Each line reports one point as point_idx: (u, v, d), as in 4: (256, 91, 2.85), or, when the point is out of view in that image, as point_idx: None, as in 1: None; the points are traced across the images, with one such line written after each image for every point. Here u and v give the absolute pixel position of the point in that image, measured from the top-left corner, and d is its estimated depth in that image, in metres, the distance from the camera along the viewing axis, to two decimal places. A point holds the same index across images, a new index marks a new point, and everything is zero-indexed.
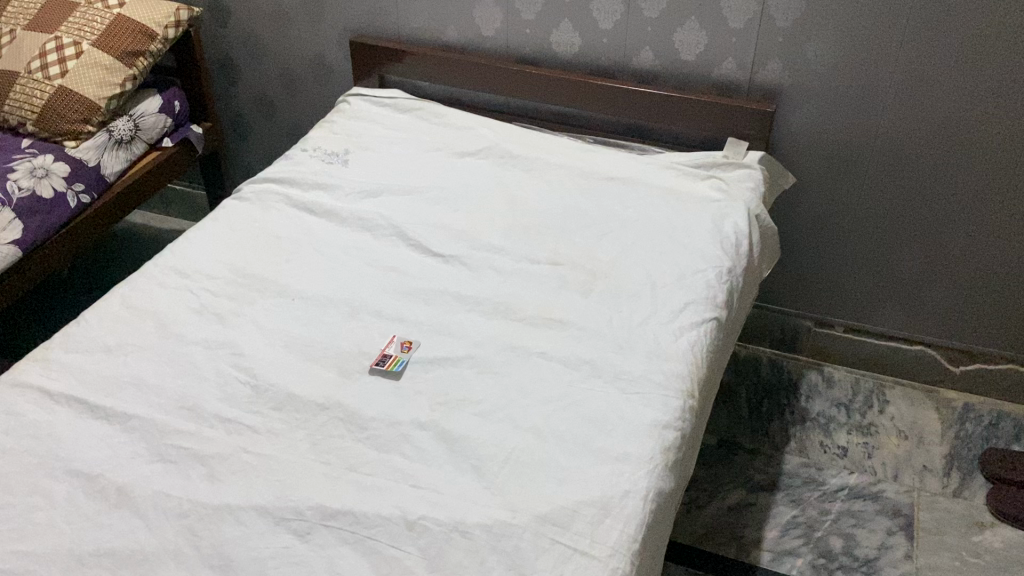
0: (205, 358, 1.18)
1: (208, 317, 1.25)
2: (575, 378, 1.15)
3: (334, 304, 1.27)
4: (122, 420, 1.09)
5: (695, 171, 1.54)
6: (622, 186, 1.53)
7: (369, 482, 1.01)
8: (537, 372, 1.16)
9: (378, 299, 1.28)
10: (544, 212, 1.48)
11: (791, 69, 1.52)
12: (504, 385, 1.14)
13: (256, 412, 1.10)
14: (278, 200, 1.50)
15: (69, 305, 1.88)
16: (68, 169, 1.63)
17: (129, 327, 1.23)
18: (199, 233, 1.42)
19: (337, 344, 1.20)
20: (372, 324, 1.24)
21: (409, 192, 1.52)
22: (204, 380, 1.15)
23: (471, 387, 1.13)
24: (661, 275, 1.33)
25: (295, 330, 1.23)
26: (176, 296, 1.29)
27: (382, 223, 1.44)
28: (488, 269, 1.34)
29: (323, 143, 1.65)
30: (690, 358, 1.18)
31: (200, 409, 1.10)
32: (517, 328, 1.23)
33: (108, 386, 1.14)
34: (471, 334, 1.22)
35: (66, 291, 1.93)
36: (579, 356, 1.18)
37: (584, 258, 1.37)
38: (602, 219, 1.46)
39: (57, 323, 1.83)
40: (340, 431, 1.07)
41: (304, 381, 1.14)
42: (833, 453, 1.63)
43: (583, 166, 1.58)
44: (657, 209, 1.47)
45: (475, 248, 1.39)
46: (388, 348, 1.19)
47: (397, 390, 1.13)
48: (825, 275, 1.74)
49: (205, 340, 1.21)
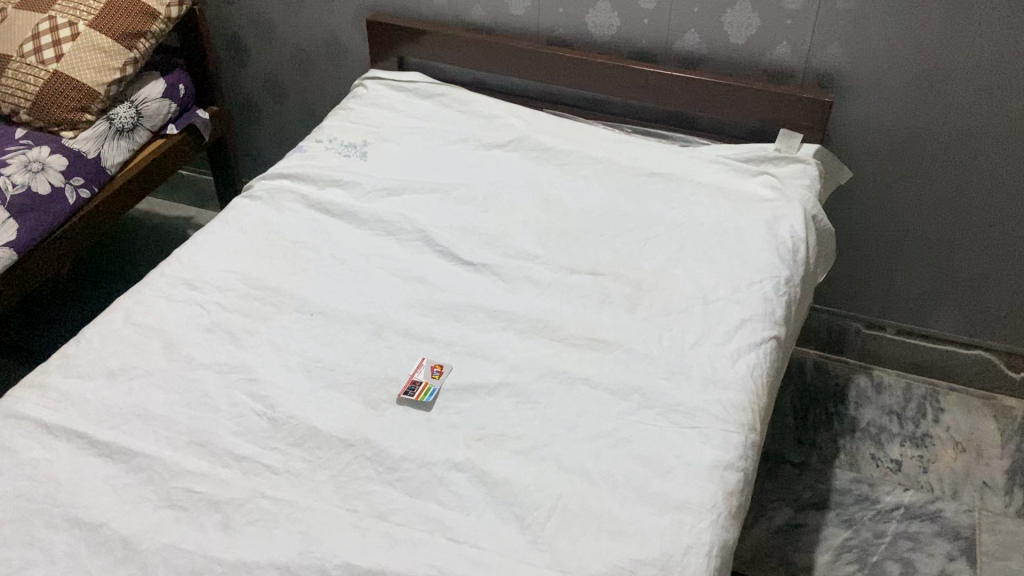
0: (217, 386, 1.07)
1: (220, 337, 1.14)
2: (624, 409, 1.04)
3: (357, 322, 1.16)
4: (127, 459, 0.99)
5: (745, 166, 1.42)
6: (665, 184, 1.41)
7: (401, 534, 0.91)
8: (582, 403, 1.05)
9: (405, 317, 1.17)
10: (582, 213, 1.36)
11: (851, 55, 1.39)
12: (546, 418, 1.03)
13: (275, 449, 1.00)
14: (293, 199, 1.38)
15: (82, 301, 1.79)
16: (66, 162, 1.51)
17: (134, 348, 1.12)
18: (207, 238, 1.31)
19: (361, 368, 1.10)
20: (400, 346, 1.13)
21: (434, 191, 1.40)
22: (218, 411, 1.04)
23: (510, 421, 1.03)
24: (714, 287, 1.21)
25: (315, 352, 1.12)
26: (184, 311, 1.18)
27: (406, 226, 1.32)
28: (524, 280, 1.23)
29: (339, 134, 1.53)
30: (750, 386, 1.07)
31: (213, 445, 1.00)
32: (558, 350, 1.12)
33: (110, 418, 1.03)
34: (508, 357, 1.11)
35: (81, 286, 1.84)
36: (627, 384, 1.07)
37: (628, 267, 1.25)
38: (646, 222, 1.34)
39: (71, 324, 1.73)
40: (367, 471, 0.97)
41: (327, 413, 1.04)
42: (886, 467, 1.53)
43: (622, 161, 1.46)
44: (705, 211, 1.35)
45: (509, 255, 1.27)
46: (416, 376, 1.08)
47: (429, 424, 1.03)
48: (877, 274, 1.62)
49: (218, 364, 1.10)
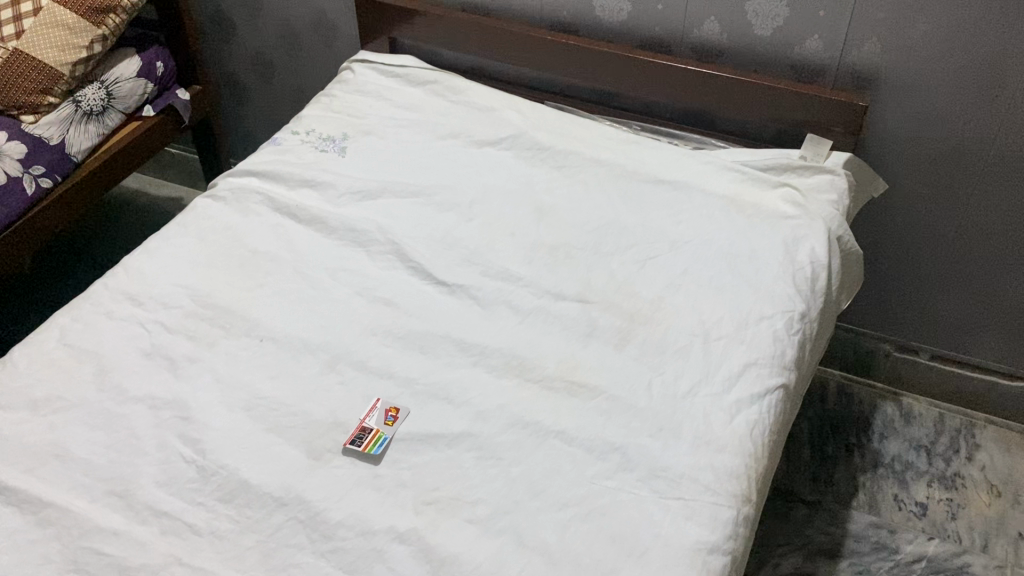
0: (146, 425, 0.96)
1: (158, 365, 1.03)
2: (599, 472, 0.91)
3: (310, 351, 1.04)
4: (36, 509, 0.88)
5: (764, 175, 1.26)
6: (672, 194, 1.25)
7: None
8: (551, 462, 0.92)
9: (364, 347, 1.04)
10: (575, 226, 1.21)
11: (892, 53, 1.21)
12: (509, 479, 0.90)
13: (201, 506, 0.89)
14: (258, 200, 1.25)
15: (63, 286, 1.71)
16: (25, 149, 1.40)
17: (63, 375, 1.02)
18: (159, 243, 1.19)
19: (308, 409, 0.98)
20: (355, 383, 1.00)
21: (414, 194, 1.26)
22: (143, 456, 0.93)
23: (467, 481, 0.90)
24: (717, 323, 1.06)
25: (259, 386, 1.00)
26: (123, 332, 1.07)
27: (378, 237, 1.19)
28: (502, 306, 1.09)
29: (318, 124, 1.39)
30: (747, 448, 0.93)
31: (132, 498, 0.89)
32: (531, 393, 0.98)
33: (26, 459, 0.93)
34: (473, 401, 0.98)
35: (63, 269, 1.75)
36: (606, 441, 0.93)
37: (621, 293, 1.11)
38: (647, 239, 1.19)
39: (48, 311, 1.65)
40: (299, 538, 0.86)
41: (263, 465, 0.92)
42: (910, 511, 1.38)
43: (627, 163, 1.31)
44: (714, 228, 1.20)
45: (489, 275, 1.13)
46: (366, 423, 0.95)
47: (376, 481, 0.90)
48: (912, 294, 1.46)
49: (151, 397, 0.99)
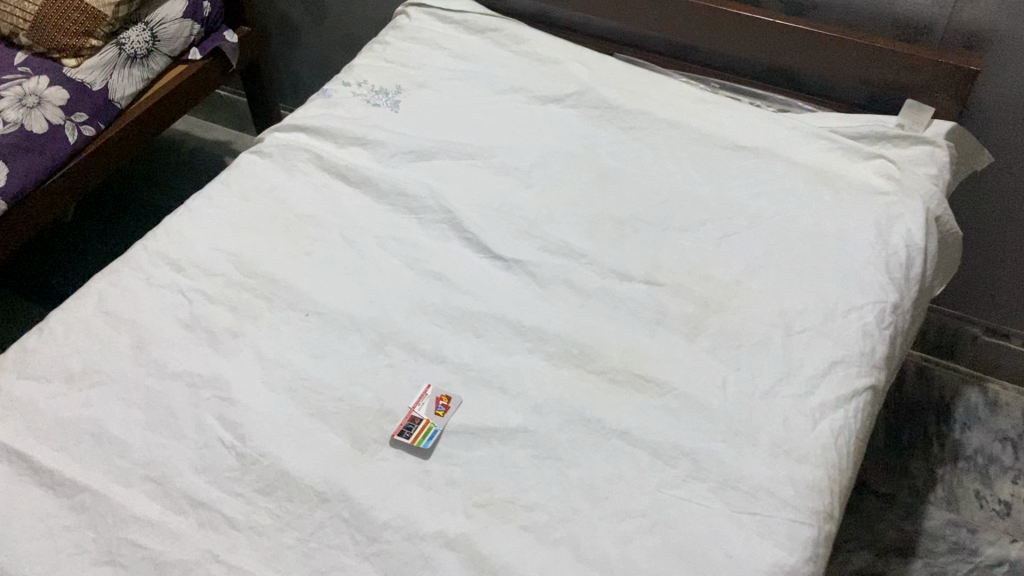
0: (185, 405, 0.91)
1: (198, 338, 0.97)
2: (667, 480, 0.83)
3: (357, 329, 0.97)
4: (70, 493, 0.84)
5: (855, 145, 1.14)
6: (751, 162, 1.14)
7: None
8: (614, 465, 0.84)
9: (414, 326, 0.97)
10: (645, 196, 1.11)
11: (1012, 11, 1.08)
12: (568, 483, 0.83)
13: (240, 497, 0.84)
14: (306, 158, 1.18)
15: (112, 236, 1.67)
16: (67, 95, 1.34)
17: (100, 346, 0.97)
18: (202, 203, 1.12)
19: (354, 393, 0.91)
20: (402, 368, 0.94)
21: (470, 156, 1.17)
22: (181, 438, 0.88)
23: (523, 483, 0.84)
24: (799, 313, 0.97)
25: (303, 365, 0.94)
26: (162, 301, 1.01)
27: (431, 204, 1.11)
28: (563, 285, 1.01)
29: (369, 75, 1.30)
30: (830, 459, 0.85)
31: (169, 486, 0.85)
32: (593, 387, 0.91)
33: (60, 437, 0.88)
34: (529, 392, 0.90)
35: (112, 217, 1.70)
36: (675, 445, 0.85)
37: (693, 275, 1.02)
38: (723, 214, 1.09)
39: (96, 262, 1.61)
40: (342, 539, 0.80)
41: (305, 455, 0.86)
42: (992, 509, 1.29)
43: (703, 125, 1.19)
44: (798, 203, 1.09)
45: (549, 250, 1.04)
46: (415, 412, 0.89)
47: (424, 478, 0.84)
48: (1007, 275, 1.34)
49: (190, 374, 0.94)
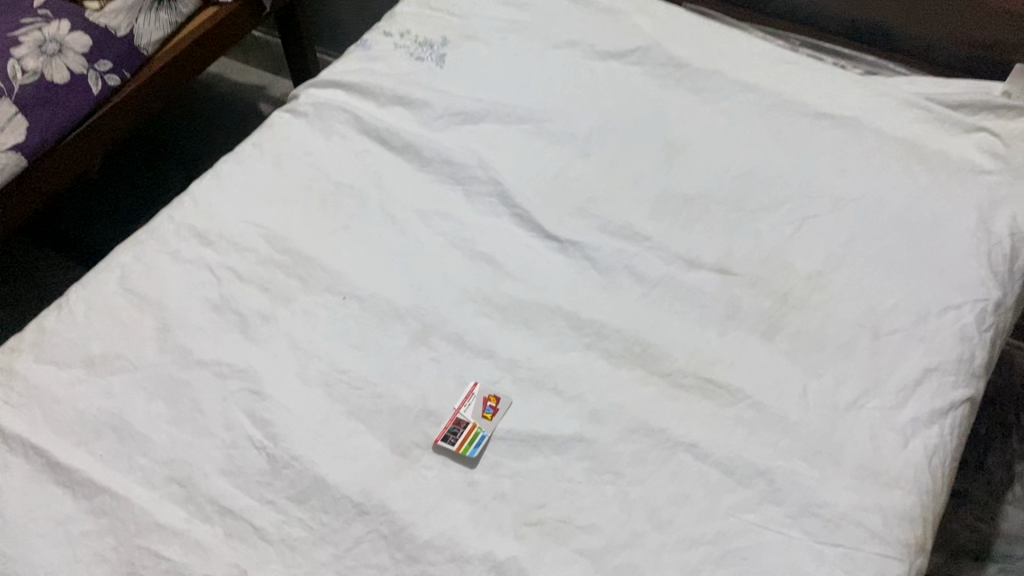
0: (212, 398, 0.84)
1: (228, 322, 0.90)
2: (738, 503, 0.75)
3: (398, 317, 0.89)
4: (89, 494, 0.78)
5: (954, 115, 1.01)
6: (836, 133, 1.02)
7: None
8: (680, 484, 0.77)
9: (460, 316, 0.89)
10: (715, 171, 1.01)
11: None
12: (628, 503, 0.76)
13: (270, 505, 0.77)
14: (344, 119, 1.08)
15: (142, 188, 1.59)
16: (89, 42, 1.25)
17: (123, 328, 0.90)
18: (233, 168, 1.04)
19: (394, 391, 0.84)
20: (447, 363, 0.85)
21: (523, 120, 1.07)
22: (208, 436, 0.81)
23: (578, 500, 0.76)
24: (889, 312, 0.87)
25: (340, 356, 0.86)
26: (189, 279, 0.93)
27: (479, 174, 1.01)
28: (625, 272, 0.91)
29: (414, 25, 1.19)
30: (923, 485, 0.76)
31: (195, 490, 0.78)
32: (657, 393, 0.82)
33: (80, 430, 0.82)
34: (587, 396, 0.82)
35: (142, 167, 1.63)
36: (748, 464, 0.77)
37: (769, 264, 0.92)
38: (805, 193, 0.98)
39: (126, 217, 1.54)
40: (381, 558, 0.73)
41: (341, 460, 0.79)
42: None
43: (782, 88, 1.07)
44: (890, 182, 0.97)
45: (609, 232, 0.95)
46: (461, 415, 0.81)
47: (470, 491, 0.77)
48: None
49: (219, 362, 0.86)
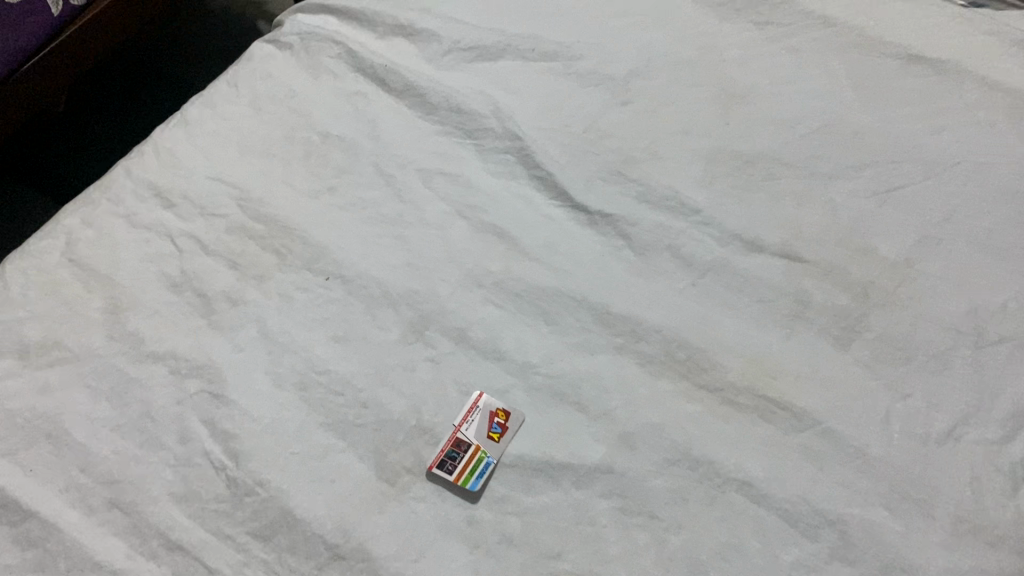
0: (165, 401, 0.70)
1: (188, 305, 0.75)
2: (800, 561, 0.61)
3: (390, 305, 0.73)
4: (14, 520, 0.65)
5: None
6: (931, 82, 0.84)
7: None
8: (728, 533, 0.62)
9: (465, 305, 0.73)
10: (782, 124, 0.82)
11: None
12: (662, 556, 0.62)
13: (229, 541, 0.64)
14: (335, 52, 0.90)
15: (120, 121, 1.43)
16: None
17: (64, 308, 0.74)
18: (204, 113, 0.87)
19: (383, 399, 0.69)
20: (447, 366, 0.70)
21: (549, 58, 0.88)
22: (158, 450, 0.68)
23: (602, 550, 0.62)
24: (995, 315, 0.70)
25: (318, 352, 0.71)
26: (144, 249, 0.78)
27: (493, 124, 0.83)
28: (668, 253, 0.74)
29: None
30: None
31: (139, 518, 0.65)
32: (702, 414, 0.67)
33: (7, 438, 0.68)
34: (617, 415, 0.67)
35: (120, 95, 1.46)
36: (813, 511, 0.63)
37: (845, 248, 0.74)
38: (893, 156, 0.79)
39: (104, 154, 1.39)
40: None
41: (315, 487, 0.65)
42: None
43: (865, 23, 0.88)
44: (998, 145, 0.79)
45: (651, 203, 0.77)
46: (461, 435, 0.67)
47: (471, 532, 0.63)
48: None
49: (175, 356, 0.72)
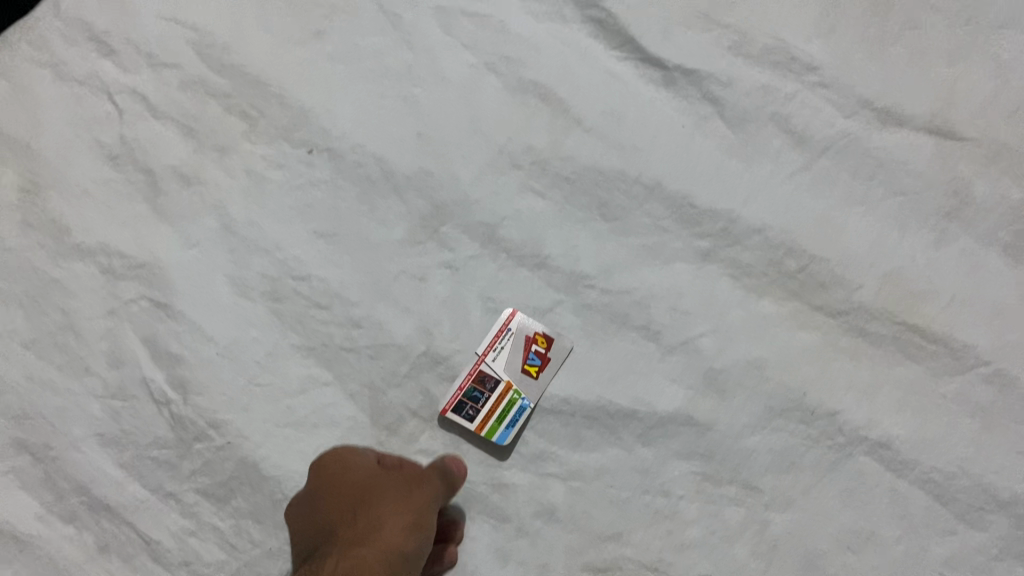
0: (94, 310, 0.53)
1: (127, 184, 0.55)
2: (921, 554, 0.47)
3: (394, 189, 0.54)
4: None
5: None
6: None
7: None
8: (843, 511, 0.48)
9: (495, 193, 0.54)
10: None
11: None
12: (749, 539, 0.48)
13: (171, 501, 0.50)
14: None
15: None
16: None
17: None
18: None
19: (384, 319, 0.52)
20: (469, 276, 0.53)
21: None
22: (83, 377, 0.52)
23: (669, 531, 0.48)
24: None
25: (298, 252, 0.53)
26: (73, 109, 0.56)
27: None
28: (772, 126, 0.53)
29: None
30: None
31: (53, 467, 0.51)
32: (815, 353, 0.50)
33: None
34: (701, 346, 0.50)
35: None
36: (966, 485, 0.47)
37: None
38: None
39: None
40: None
41: (289, 434, 0.51)
42: None
43: None
44: None
45: (762, 55, 0.54)
46: (486, 368, 0.51)
47: (496, 499, 0.50)
48: None
49: (108, 251, 0.54)
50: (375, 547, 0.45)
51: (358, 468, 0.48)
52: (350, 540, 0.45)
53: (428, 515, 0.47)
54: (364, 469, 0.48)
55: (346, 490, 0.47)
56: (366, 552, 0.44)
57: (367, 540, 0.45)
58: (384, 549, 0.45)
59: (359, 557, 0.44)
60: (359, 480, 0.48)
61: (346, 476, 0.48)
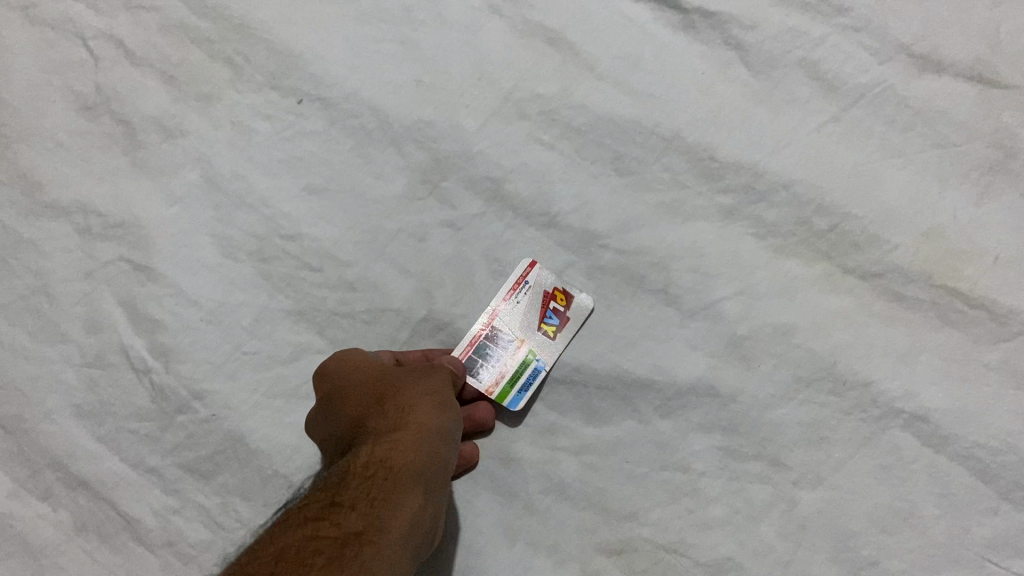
0: (68, 272, 0.49)
1: (104, 135, 0.51)
2: (962, 535, 0.44)
3: (391, 141, 0.50)
4: None
5: None
6: None
7: (445, 550, 0.46)
8: (878, 488, 0.45)
9: (501, 146, 0.50)
10: None
11: None
12: (776, 519, 0.45)
13: (154, 477, 0.47)
14: None
15: None
16: None
17: None
18: None
19: (382, 282, 0.49)
20: (473, 235, 0.49)
21: None
22: (58, 343, 0.48)
23: (690, 509, 0.45)
24: None
25: (288, 209, 0.50)
26: (42, 53, 0.52)
27: None
28: (801, 72, 0.49)
29: None
30: None
31: (27, 441, 0.47)
32: (847, 318, 0.46)
33: None
34: (723, 311, 0.47)
35: None
36: (1012, 461, 0.44)
37: None
38: None
39: None
40: None
41: (280, 405, 0.48)
42: None
43: None
44: None
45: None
46: (499, 324, 0.48)
47: (503, 474, 0.47)
48: None
49: (83, 207, 0.50)
50: (409, 425, 0.40)
51: (367, 363, 0.44)
52: (380, 425, 0.40)
53: (451, 398, 0.43)
54: (374, 365, 0.44)
55: (363, 385, 0.42)
56: (399, 432, 0.39)
57: (396, 423, 0.40)
58: (417, 426, 0.40)
59: (395, 438, 0.39)
60: (371, 372, 0.43)
61: (357, 371, 0.43)
